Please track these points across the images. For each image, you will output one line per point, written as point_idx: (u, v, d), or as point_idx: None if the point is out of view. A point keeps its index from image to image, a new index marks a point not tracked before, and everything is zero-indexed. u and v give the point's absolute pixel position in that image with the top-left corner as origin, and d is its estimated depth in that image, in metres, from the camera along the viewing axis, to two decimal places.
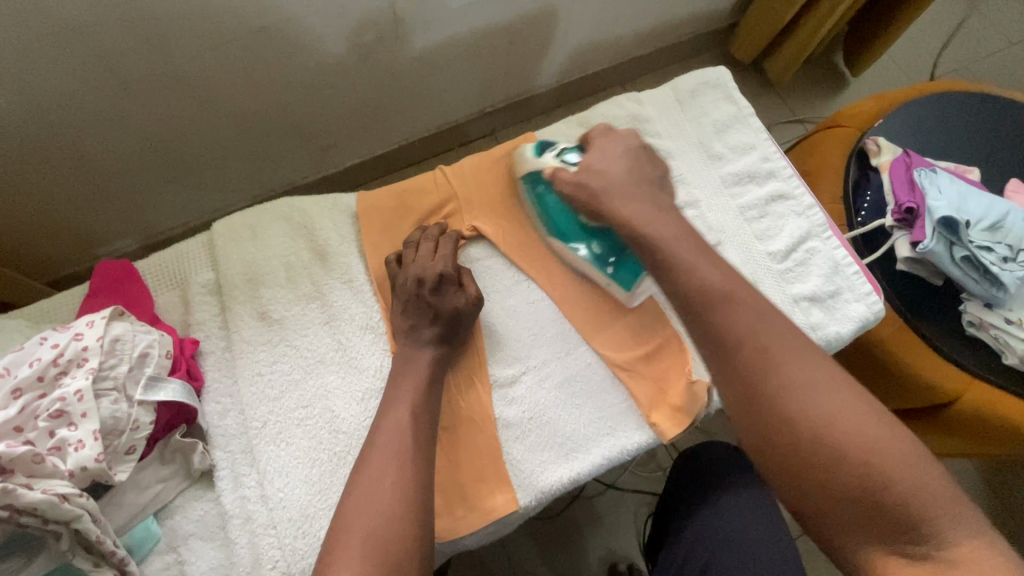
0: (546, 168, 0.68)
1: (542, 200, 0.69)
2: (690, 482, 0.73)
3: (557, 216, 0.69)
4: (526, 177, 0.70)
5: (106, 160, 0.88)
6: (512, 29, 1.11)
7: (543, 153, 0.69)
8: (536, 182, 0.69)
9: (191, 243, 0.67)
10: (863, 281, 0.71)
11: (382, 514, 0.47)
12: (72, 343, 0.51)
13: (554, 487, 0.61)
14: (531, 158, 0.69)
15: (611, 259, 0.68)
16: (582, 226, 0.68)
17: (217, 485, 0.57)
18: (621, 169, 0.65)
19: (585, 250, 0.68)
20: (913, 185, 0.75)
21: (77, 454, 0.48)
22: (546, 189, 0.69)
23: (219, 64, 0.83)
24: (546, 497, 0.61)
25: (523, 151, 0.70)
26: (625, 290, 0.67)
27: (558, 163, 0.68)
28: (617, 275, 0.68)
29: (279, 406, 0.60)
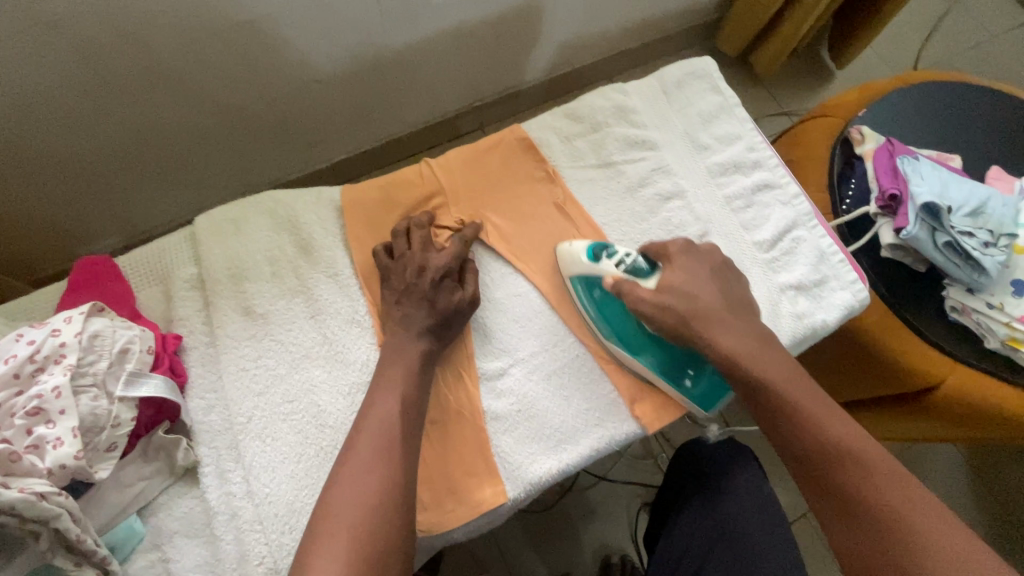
0: (606, 278, 0.64)
1: (600, 305, 0.66)
2: (681, 475, 0.73)
3: (621, 327, 0.65)
4: (580, 279, 0.66)
5: (85, 158, 0.87)
6: (499, 23, 1.11)
7: (600, 260, 0.65)
8: (594, 287, 0.66)
9: (172, 238, 0.66)
10: (848, 270, 0.72)
11: (369, 505, 0.47)
12: (48, 339, 0.50)
13: (542, 478, 0.61)
14: (587, 263, 0.65)
15: (684, 373, 0.65)
16: (650, 339, 0.64)
17: (201, 481, 0.56)
18: (701, 283, 0.63)
19: (653, 364, 0.64)
20: (896, 172, 0.75)
21: (55, 452, 0.47)
22: (604, 295, 0.66)
23: (201, 59, 0.81)
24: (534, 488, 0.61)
25: (576, 253, 0.66)
26: (702, 407, 0.66)
27: (627, 274, 0.64)
28: (695, 391, 0.65)
29: (264, 401, 0.59)
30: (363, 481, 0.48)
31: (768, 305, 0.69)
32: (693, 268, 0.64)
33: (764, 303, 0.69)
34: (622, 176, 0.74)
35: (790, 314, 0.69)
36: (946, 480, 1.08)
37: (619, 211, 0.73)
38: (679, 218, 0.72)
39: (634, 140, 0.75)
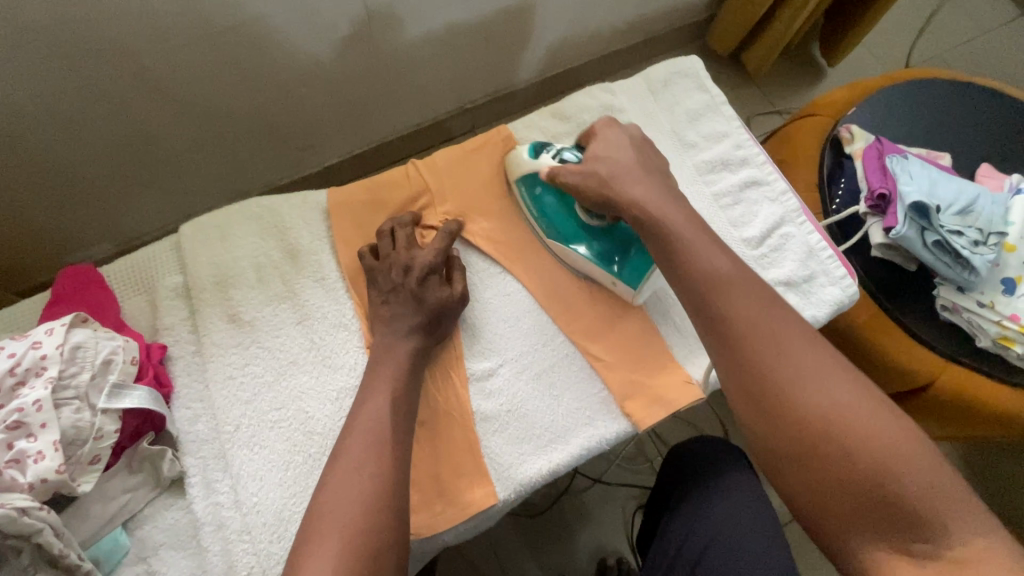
0: (542, 169, 0.67)
1: (541, 200, 0.69)
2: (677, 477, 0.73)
3: (557, 217, 0.68)
4: (523, 178, 0.69)
5: (71, 167, 0.86)
6: (488, 24, 1.10)
7: (539, 154, 0.68)
8: (534, 183, 0.69)
9: (158, 246, 0.65)
10: (837, 265, 0.72)
11: (357, 510, 0.46)
12: (29, 352, 0.50)
13: (531, 477, 0.60)
14: (528, 159, 0.68)
15: (614, 256, 0.67)
16: (583, 224, 0.67)
17: (188, 492, 0.56)
18: (624, 156, 0.63)
19: (586, 251, 0.67)
20: (885, 171, 0.75)
21: (36, 466, 0.46)
22: (544, 189, 0.68)
23: (187, 64, 0.81)
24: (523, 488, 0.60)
25: (520, 152, 0.69)
26: (631, 287, 0.66)
27: (558, 163, 0.66)
28: (623, 273, 0.66)
29: (251, 408, 0.59)
30: (352, 485, 0.48)
31: None
32: (628, 165, 0.62)
33: None
34: None
35: None
36: None
37: None
38: None
39: None
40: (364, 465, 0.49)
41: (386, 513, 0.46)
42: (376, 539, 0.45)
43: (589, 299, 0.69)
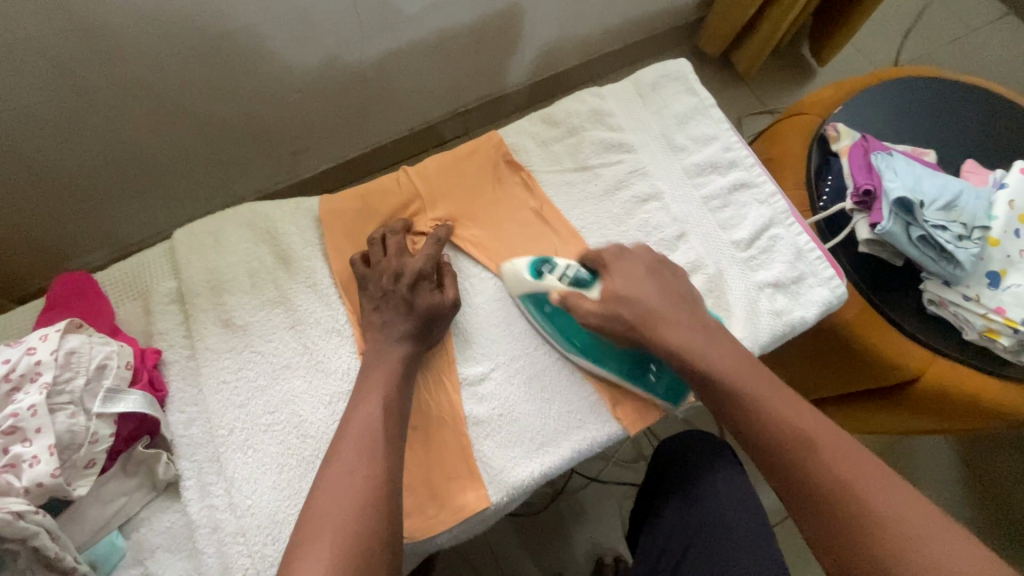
0: (553, 292, 0.64)
1: (555, 321, 0.66)
2: (664, 475, 0.73)
3: (577, 338, 0.65)
4: (527, 297, 0.66)
5: (65, 176, 0.87)
6: (478, 30, 1.12)
7: (543, 276, 0.65)
8: (543, 302, 0.65)
9: (152, 252, 0.66)
10: (825, 266, 0.72)
11: (350, 512, 0.47)
12: (24, 358, 0.50)
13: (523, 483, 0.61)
14: (530, 280, 0.65)
15: (649, 371, 0.65)
16: (609, 347, 0.65)
17: (183, 495, 0.56)
18: (648, 291, 0.63)
19: (613, 371, 0.65)
20: (870, 168, 0.76)
21: (32, 470, 0.47)
22: (554, 308, 0.65)
23: (179, 73, 0.82)
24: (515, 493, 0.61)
25: (519, 270, 0.66)
26: (672, 403, 0.66)
27: (568, 286, 0.64)
28: (661, 388, 0.65)
29: (245, 412, 0.59)
30: (344, 489, 0.48)
31: (747, 306, 0.69)
32: (640, 273, 0.64)
33: (742, 301, 0.69)
34: (599, 179, 0.74)
35: (767, 313, 0.69)
36: (934, 470, 1.09)
37: (598, 213, 0.73)
38: (657, 219, 0.73)
39: (611, 144, 0.75)
40: (357, 468, 0.49)
41: (379, 514, 0.47)
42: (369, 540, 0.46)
43: None
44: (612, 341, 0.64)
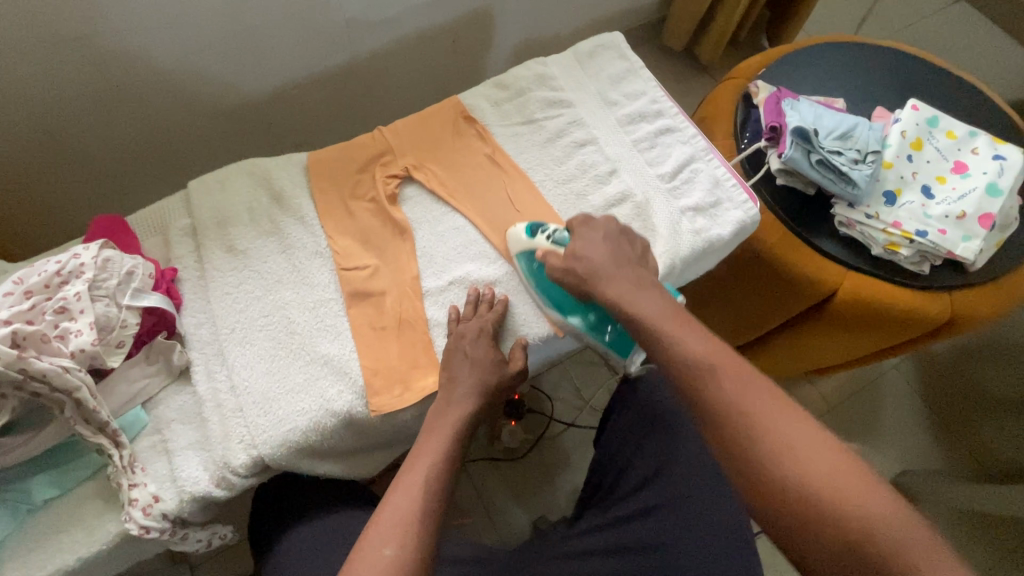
0: (538, 249, 0.75)
1: (538, 275, 0.76)
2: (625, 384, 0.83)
3: (556, 294, 0.76)
4: (522, 253, 0.77)
5: (101, 154, 1.04)
6: (454, 29, 1.27)
7: (535, 235, 0.76)
8: (531, 259, 0.76)
9: (171, 198, 0.81)
10: (740, 192, 0.83)
11: (429, 463, 0.60)
12: (72, 259, 0.64)
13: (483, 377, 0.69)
14: (525, 239, 0.76)
15: (606, 327, 0.75)
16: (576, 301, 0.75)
17: (194, 378, 0.69)
18: (603, 249, 0.71)
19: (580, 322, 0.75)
20: (779, 109, 0.88)
21: (77, 339, 0.60)
22: (540, 265, 0.76)
23: (194, 65, 0.98)
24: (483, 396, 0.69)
25: (518, 232, 0.77)
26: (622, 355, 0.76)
27: (551, 246, 0.74)
28: (614, 341, 0.76)
29: (244, 316, 0.72)
30: (428, 447, 0.62)
31: (670, 225, 0.80)
32: (600, 238, 0.72)
33: (666, 222, 0.81)
34: (543, 130, 0.87)
35: (688, 230, 0.80)
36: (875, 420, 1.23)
37: (542, 157, 0.86)
38: (593, 159, 0.85)
39: (553, 101, 0.89)
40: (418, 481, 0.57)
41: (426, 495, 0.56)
42: (443, 481, 0.59)
43: None
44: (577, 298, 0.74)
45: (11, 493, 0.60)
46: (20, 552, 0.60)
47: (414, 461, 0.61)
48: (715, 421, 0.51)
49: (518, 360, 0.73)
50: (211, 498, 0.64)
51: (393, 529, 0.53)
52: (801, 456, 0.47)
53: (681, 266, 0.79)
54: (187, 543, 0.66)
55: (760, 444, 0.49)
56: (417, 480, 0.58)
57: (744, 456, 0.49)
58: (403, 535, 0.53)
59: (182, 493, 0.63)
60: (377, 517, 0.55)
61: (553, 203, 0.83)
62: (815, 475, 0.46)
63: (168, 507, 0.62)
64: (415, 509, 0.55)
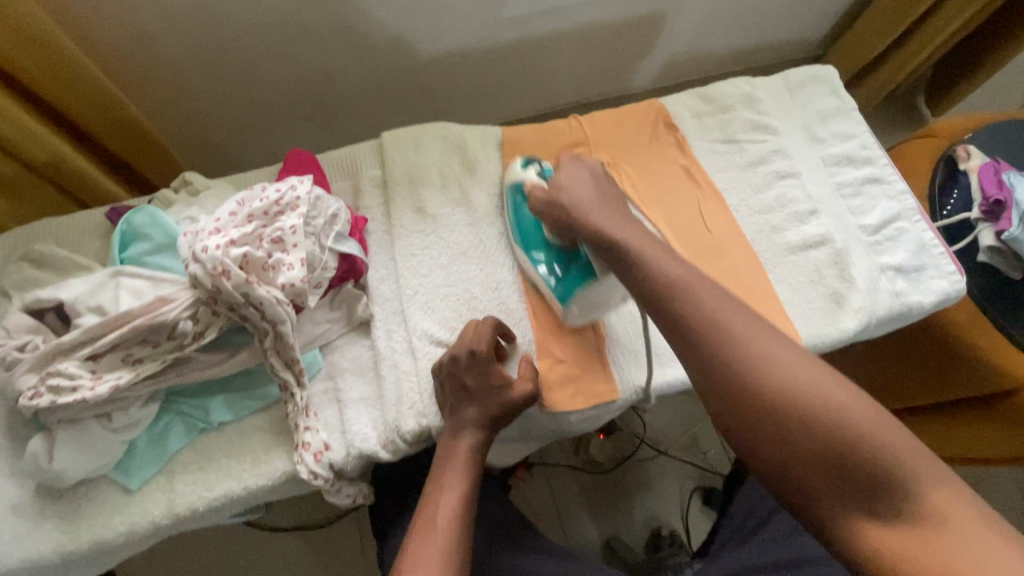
0: (525, 182, 0.70)
1: (520, 211, 0.72)
2: None
3: (526, 225, 0.71)
4: (510, 185, 0.73)
5: (268, 87, 1.03)
6: (627, 28, 1.23)
7: (526, 167, 0.72)
8: (518, 192, 0.72)
9: (364, 146, 0.80)
10: (947, 262, 0.77)
11: (452, 501, 0.56)
12: (289, 191, 0.62)
13: (460, 382, 0.60)
14: (516, 170, 0.72)
15: (557, 271, 0.68)
16: (546, 240, 0.69)
17: (373, 333, 0.67)
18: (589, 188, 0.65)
19: (542, 263, 0.69)
20: (1000, 182, 0.81)
21: (288, 273, 0.58)
22: (523, 200, 0.71)
23: (382, 14, 0.97)
24: (490, 420, 0.60)
25: (513, 165, 0.73)
26: (560, 302, 0.67)
27: (537, 179, 0.69)
28: (557, 286, 0.67)
29: (428, 281, 0.71)
30: (445, 482, 0.57)
31: (870, 281, 0.75)
32: (585, 175, 0.66)
33: (866, 278, 0.75)
34: (743, 153, 0.83)
35: (888, 291, 0.75)
36: None
37: (737, 180, 0.82)
38: (793, 195, 0.80)
39: (758, 124, 0.84)
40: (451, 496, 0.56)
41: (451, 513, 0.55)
42: (472, 495, 0.57)
43: (724, 277, 0.75)
44: (550, 238, 0.68)
45: (190, 408, 0.61)
46: (190, 469, 0.60)
47: (432, 497, 0.56)
48: (692, 334, 0.51)
49: (527, 379, 0.62)
50: (375, 458, 0.63)
51: (434, 558, 0.51)
52: (802, 387, 0.45)
53: (873, 326, 0.74)
54: (339, 496, 0.64)
55: (767, 391, 0.46)
56: (449, 509, 0.55)
57: (721, 374, 0.48)
58: (447, 561, 0.51)
59: (350, 447, 0.62)
60: (416, 540, 0.53)
61: (744, 229, 0.79)
62: (827, 406, 0.44)
63: (336, 457, 0.61)
64: (448, 549, 0.52)
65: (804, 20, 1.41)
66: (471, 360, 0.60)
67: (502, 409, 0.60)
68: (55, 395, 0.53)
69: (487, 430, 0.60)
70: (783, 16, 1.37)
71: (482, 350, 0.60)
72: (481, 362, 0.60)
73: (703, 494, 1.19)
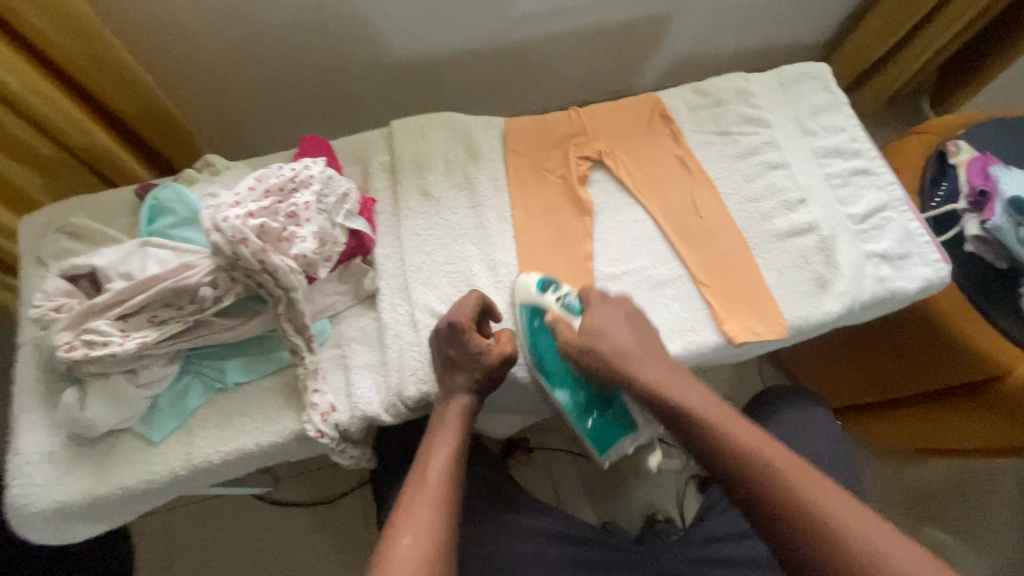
0: (547, 309, 0.71)
1: (536, 342, 0.73)
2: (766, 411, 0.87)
3: (551, 363, 0.74)
4: (524, 310, 0.72)
5: (286, 80, 1.09)
6: (632, 29, 1.27)
7: (546, 292, 0.72)
8: (535, 317, 0.72)
9: (375, 134, 0.85)
10: (932, 250, 0.80)
11: (447, 453, 0.60)
12: (304, 170, 0.67)
13: (445, 353, 0.64)
14: (535, 292, 0.72)
15: (590, 413, 0.76)
16: (575, 377, 0.75)
17: (378, 306, 0.72)
18: (616, 318, 0.68)
19: (571, 403, 0.75)
20: (987, 174, 0.84)
21: (301, 244, 0.63)
22: (542, 324, 0.72)
23: (394, 14, 1.02)
24: (476, 384, 0.64)
25: (527, 284, 0.72)
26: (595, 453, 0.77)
27: (561, 311, 0.71)
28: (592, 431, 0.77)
29: (430, 259, 0.75)
30: (437, 442, 0.61)
31: (855, 267, 0.78)
32: (616, 313, 0.68)
33: (851, 264, 0.78)
34: (736, 144, 0.87)
35: (872, 276, 0.78)
36: (986, 519, 1.15)
37: (730, 170, 0.86)
38: (783, 184, 0.84)
39: (751, 118, 0.88)
40: (443, 459, 0.59)
41: (444, 475, 0.58)
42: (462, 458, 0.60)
43: (714, 261, 0.79)
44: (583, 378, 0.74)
45: (207, 369, 0.66)
46: (207, 425, 0.65)
47: (424, 458, 0.59)
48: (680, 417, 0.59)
49: (508, 343, 0.66)
50: (377, 420, 0.67)
51: (427, 517, 0.54)
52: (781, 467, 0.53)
53: (856, 310, 0.77)
54: (342, 456, 0.68)
55: (749, 467, 0.54)
56: (442, 470, 0.58)
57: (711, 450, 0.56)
58: (441, 516, 0.54)
59: (354, 409, 0.66)
60: (410, 499, 0.56)
61: (734, 216, 0.83)
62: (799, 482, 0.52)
63: (341, 418, 0.66)
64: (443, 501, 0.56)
65: (807, 22, 1.44)
66: (451, 334, 0.64)
67: (485, 374, 0.65)
68: (88, 349, 0.58)
69: (474, 393, 0.65)
70: (786, 18, 1.40)
71: (461, 323, 0.64)
72: (461, 334, 0.64)
73: (698, 481, 1.21)
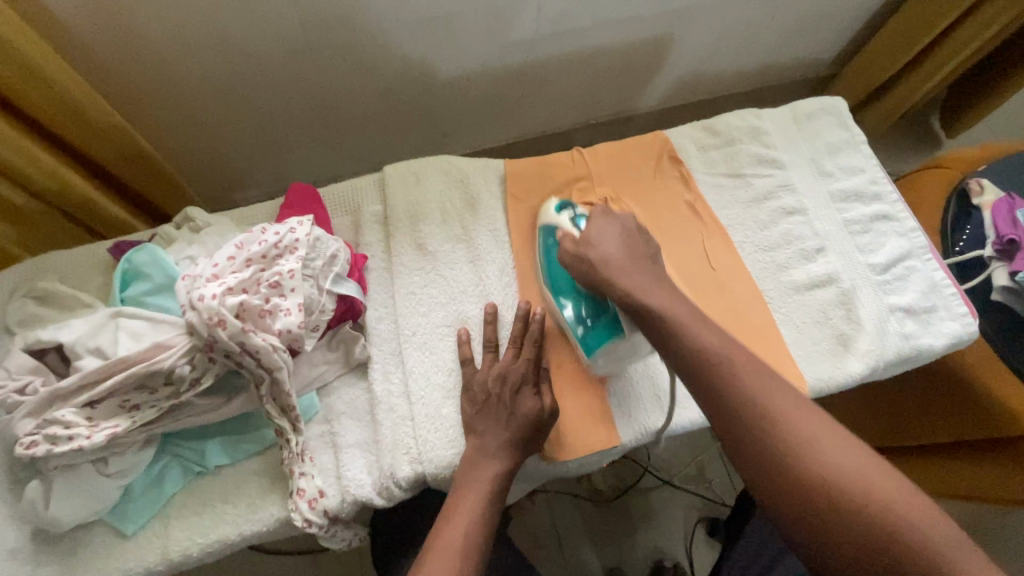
0: (557, 225, 0.69)
1: (548, 251, 0.70)
2: None
3: (554, 271, 0.69)
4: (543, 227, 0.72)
5: (272, 112, 1.03)
6: (634, 51, 1.21)
7: (561, 211, 0.70)
8: (549, 234, 0.71)
9: (366, 181, 0.80)
10: (960, 303, 0.75)
11: (463, 527, 0.53)
12: (288, 233, 0.62)
13: (487, 406, 0.62)
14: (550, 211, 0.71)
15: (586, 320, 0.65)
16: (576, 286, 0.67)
17: (370, 375, 0.67)
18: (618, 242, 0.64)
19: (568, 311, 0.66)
20: (1015, 220, 0.79)
21: (285, 318, 0.58)
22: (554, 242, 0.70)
23: (383, 41, 0.97)
24: (519, 441, 0.60)
25: (546, 206, 0.72)
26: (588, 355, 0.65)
27: (570, 225, 0.68)
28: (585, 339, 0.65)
29: (426, 321, 0.70)
30: (466, 494, 0.56)
31: (878, 322, 0.73)
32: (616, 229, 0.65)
33: (874, 320, 0.74)
34: (750, 188, 0.82)
35: (896, 333, 0.73)
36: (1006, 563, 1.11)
37: (743, 217, 0.81)
38: (799, 232, 0.79)
39: (765, 158, 0.83)
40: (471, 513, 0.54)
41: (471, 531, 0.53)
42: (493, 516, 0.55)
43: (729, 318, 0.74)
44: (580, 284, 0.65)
45: (186, 451, 0.61)
46: (186, 514, 0.60)
47: (448, 515, 0.55)
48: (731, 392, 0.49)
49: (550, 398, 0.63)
50: (370, 504, 0.63)
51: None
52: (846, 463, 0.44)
53: (881, 370, 0.72)
54: (334, 540, 0.64)
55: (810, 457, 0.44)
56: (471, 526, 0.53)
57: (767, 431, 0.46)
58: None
59: (345, 494, 0.62)
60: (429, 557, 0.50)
61: (749, 267, 0.78)
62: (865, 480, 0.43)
63: (330, 504, 0.61)
64: None
65: (815, 40, 1.38)
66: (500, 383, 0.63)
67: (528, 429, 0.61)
68: (51, 444, 0.53)
69: (515, 454, 0.60)
70: (794, 37, 1.35)
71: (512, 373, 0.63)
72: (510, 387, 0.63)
73: (707, 524, 1.17)
